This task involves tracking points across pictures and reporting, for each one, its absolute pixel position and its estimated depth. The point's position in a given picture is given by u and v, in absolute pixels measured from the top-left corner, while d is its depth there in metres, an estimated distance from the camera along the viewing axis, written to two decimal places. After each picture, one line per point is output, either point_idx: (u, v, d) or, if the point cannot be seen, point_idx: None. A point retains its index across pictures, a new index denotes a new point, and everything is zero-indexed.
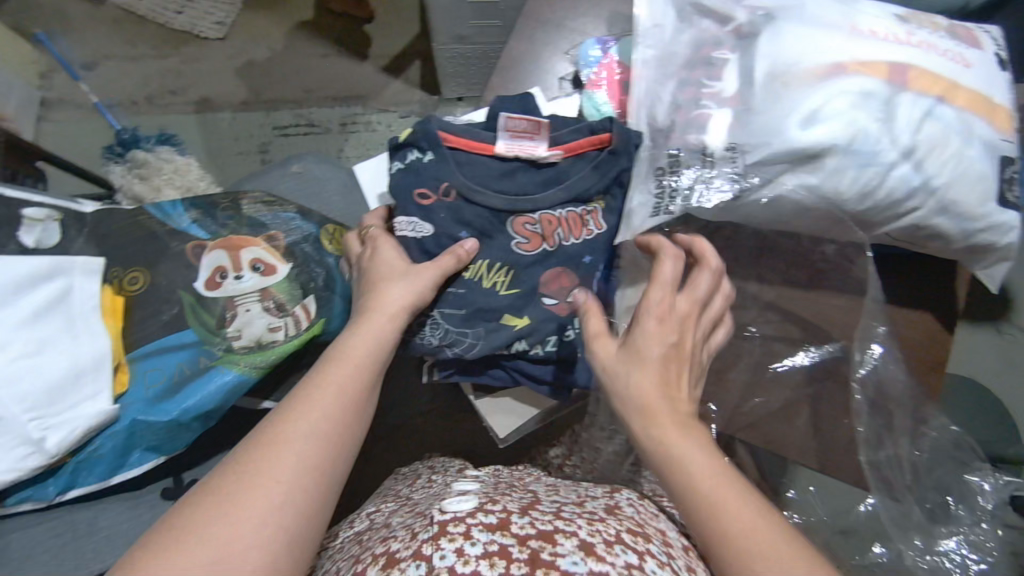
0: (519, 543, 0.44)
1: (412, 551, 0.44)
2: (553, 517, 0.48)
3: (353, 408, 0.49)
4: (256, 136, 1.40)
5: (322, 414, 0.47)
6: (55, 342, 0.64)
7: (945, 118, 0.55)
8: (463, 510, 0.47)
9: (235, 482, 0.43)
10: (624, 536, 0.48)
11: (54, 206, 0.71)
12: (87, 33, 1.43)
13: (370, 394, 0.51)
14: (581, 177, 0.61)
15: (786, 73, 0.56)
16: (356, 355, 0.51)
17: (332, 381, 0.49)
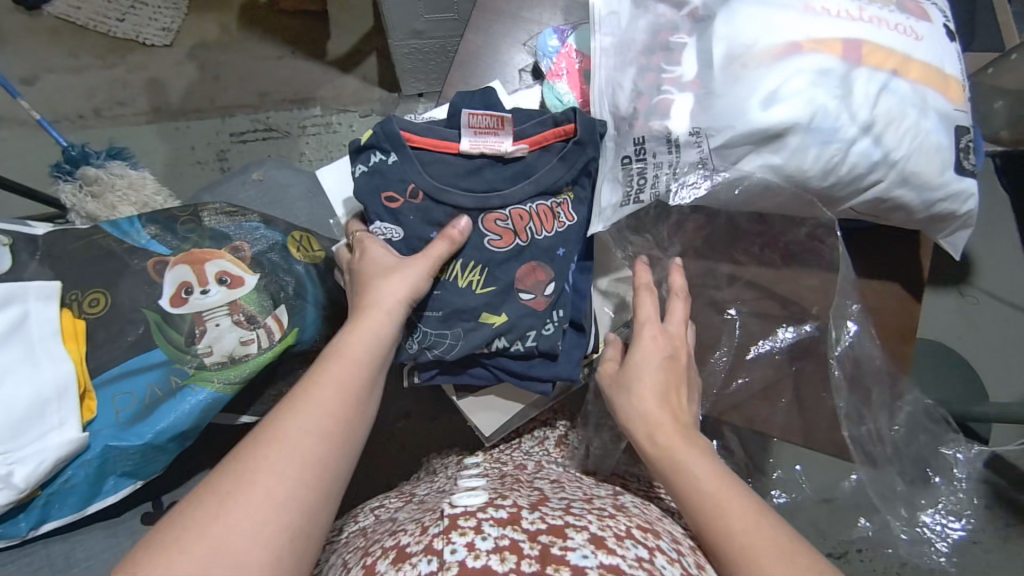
0: (530, 540, 0.45)
1: (423, 546, 0.45)
2: (563, 514, 0.49)
3: (353, 407, 0.49)
4: (214, 144, 1.36)
5: (322, 413, 0.47)
6: (15, 372, 0.62)
7: (900, 91, 0.56)
8: (473, 505, 0.49)
9: (233, 483, 0.43)
10: (635, 531, 0.49)
11: (2, 231, 0.69)
12: (24, 46, 1.37)
13: (371, 392, 0.51)
14: (549, 169, 0.60)
15: (743, 55, 0.56)
16: (355, 352, 0.51)
17: (330, 379, 0.48)
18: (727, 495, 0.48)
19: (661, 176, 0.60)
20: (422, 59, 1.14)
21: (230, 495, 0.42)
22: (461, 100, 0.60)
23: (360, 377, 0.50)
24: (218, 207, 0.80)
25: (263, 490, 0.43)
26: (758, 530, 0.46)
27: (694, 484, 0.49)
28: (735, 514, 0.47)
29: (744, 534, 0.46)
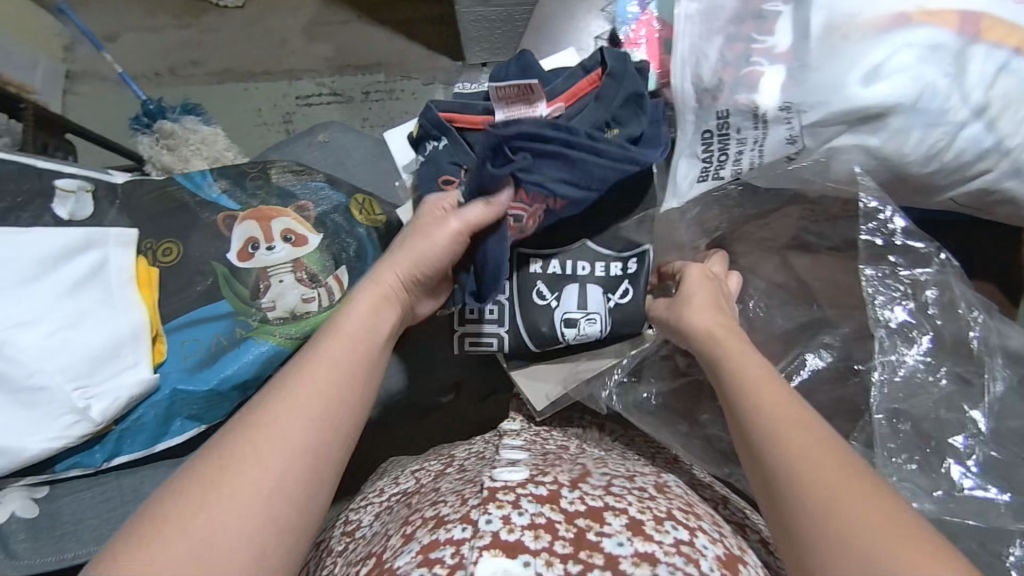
0: (566, 521, 0.45)
1: (460, 515, 0.45)
2: (603, 492, 0.48)
3: (344, 386, 0.48)
4: (280, 107, 1.38)
5: (316, 394, 0.46)
6: (94, 313, 0.64)
7: (1021, 71, 0.50)
8: (513, 480, 0.48)
9: (221, 466, 0.42)
10: (676, 512, 0.48)
11: (86, 178, 0.72)
12: (108, 5, 1.42)
13: (363, 378, 0.50)
14: (586, 111, 0.57)
15: (844, 25, 0.52)
16: (351, 332, 0.51)
17: (326, 360, 0.49)
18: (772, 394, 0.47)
19: (744, 154, 0.58)
20: (489, 27, 1.13)
21: (227, 479, 0.41)
22: (497, 72, 0.61)
23: (356, 353, 0.50)
24: (282, 166, 0.81)
25: (257, 470, 0.42)
26: (800, 420, 0.45)
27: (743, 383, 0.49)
28: (777, 409, 0.46)
29: (782, 423, 0.45)
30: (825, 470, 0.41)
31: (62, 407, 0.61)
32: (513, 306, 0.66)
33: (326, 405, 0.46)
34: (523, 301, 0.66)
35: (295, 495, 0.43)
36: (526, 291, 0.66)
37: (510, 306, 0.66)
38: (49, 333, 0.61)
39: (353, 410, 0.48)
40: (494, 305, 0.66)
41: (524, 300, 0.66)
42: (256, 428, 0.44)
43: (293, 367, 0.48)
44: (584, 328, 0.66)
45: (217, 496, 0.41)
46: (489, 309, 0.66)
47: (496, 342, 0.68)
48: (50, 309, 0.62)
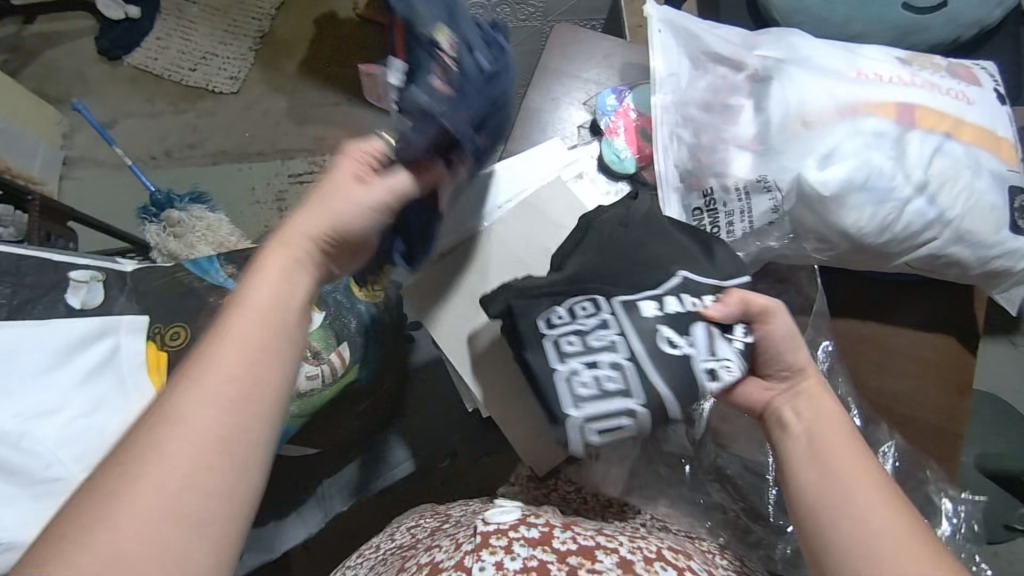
0: (559, 561, 0.49)
1: (455, 562, 0.49)
2: (595, 534, 0.54)
3: (258, 361, 0.43)
4: (273, 185, 1.44)
5: (222, 376, 0.41)
6: (108, 400, 0.66)
7: (953, 153, 0.58)
8: (505, 524, 0.53)
9: (128, 469, 0.38)
10: (666, 553, 0.53)
11: (98, 268, 0.75)
12: (107, 94, 1.49)
13: (280, 341, 0.44)
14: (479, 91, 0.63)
15: (800, 114, 0.59)
16: (255, 300, 0.45)
17: (231, 332, 0.43)
18: (852, 454, 0.45)
19: (735, 226, 0.62)
20: None
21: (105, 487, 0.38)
22: None
23: (274, 319, 0.45)
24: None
25: (159, 472, 0.38)
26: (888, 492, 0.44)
27: (820, 439, 0.46)
28: (858, 471, 0.44)
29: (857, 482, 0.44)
30: (916, 545, 0.41)
31: None
32: (644, 365, 0.52)
33: (240, 391, 0.41)
34: (651, 352, 0.52)
35: (190, 516, 0.38)
36: (653, 344, 0.52)
37: (638, 367, 0.52)
38: (65, 423, 0.63)
39: (273, 377, 0.43)
40: (614, 369, 0.52)
41: (653, 350, 0.52)
42: (143, 443, 0.39)
43: (201, 346, 0.43)
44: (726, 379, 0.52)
45: (124, 506, 0.37)
46: (607, 376, 0.52)
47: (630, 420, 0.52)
48: (66, 399, 0.64)
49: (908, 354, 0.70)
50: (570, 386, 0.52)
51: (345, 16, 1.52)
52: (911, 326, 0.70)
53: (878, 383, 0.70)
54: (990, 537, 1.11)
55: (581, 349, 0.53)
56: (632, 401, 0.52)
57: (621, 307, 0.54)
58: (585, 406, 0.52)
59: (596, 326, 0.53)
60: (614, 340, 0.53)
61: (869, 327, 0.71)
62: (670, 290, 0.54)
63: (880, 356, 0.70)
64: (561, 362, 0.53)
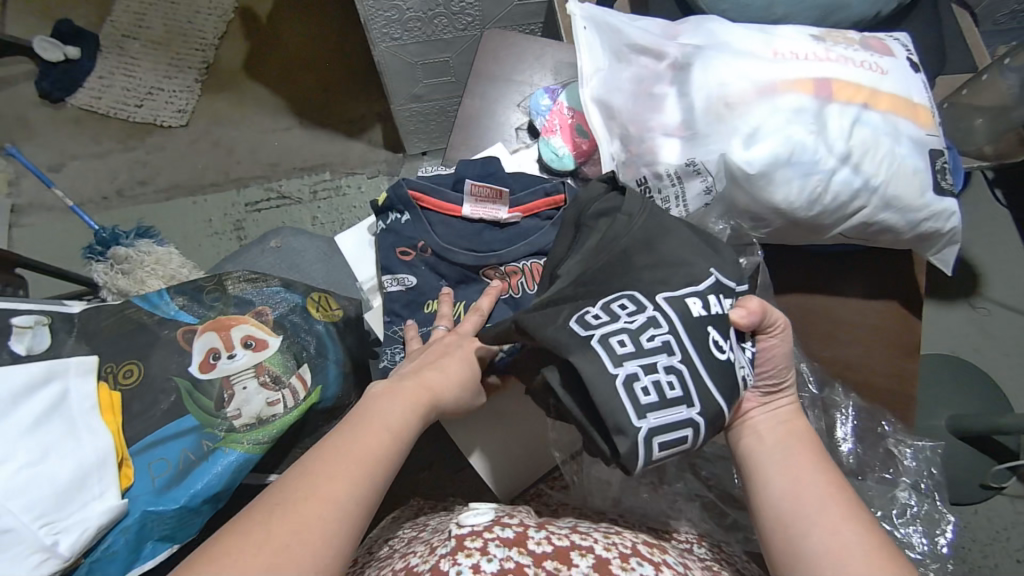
0: (535, 564, 0.48)
1: (431, 565, 0.48)
2: (569, 532, 0.53)
3: (368, 494, 0.47)
4: (230, 215, 1.42)
5: (344, 493, 0.46)
6: (59, 446, 0.64)
7: (872, 122, 0.59)
8: (480, 525, 0.52)
9: (237, 543, 0.42)
10: (641, 548, 0.52)
11: (42, 311, 0.74)
12: (52, 137, 1.47)
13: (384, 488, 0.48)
14: (540, 232, 0.70)
15: (722, 96, 0.60)
16: (388, 426, 0.51)
17: (363, 451, 0.48)
18: (815, 473, 0.49)
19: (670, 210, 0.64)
20: (424, 120, 1.28)
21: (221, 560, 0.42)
22: (463, 169, 0.71)
23: (388, 455, 0.49)
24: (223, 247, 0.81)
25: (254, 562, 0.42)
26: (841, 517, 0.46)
27: (786, 459, 0.50)
28: (806, 485, 0.48)
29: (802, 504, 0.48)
30: (856, 550, 0.45)
31: (30, 546, 0.60)
32: (700, 371, 0.47)
33: (345, 518, 0.45)
34: (705, 359, 0.47)
35: None
36: (703, 345, 0.48)
37: (690, 368, 0.46)
38: (12, 472, 0.61)
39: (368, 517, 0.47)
40: (670, 374, 0.46)
41: (707, 358, 0.48)
42: (265, 521, 0.43)
43: (331, 447, 0.48)
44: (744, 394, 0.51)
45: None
46: (666, 381, 0.45)
47: (690, 430, 0.46)
48: (11, 449, 0.62)
49: (856, 326, 0.71)
50: (633, 394, 0.44)
51: (289, 41, 1.53)
52: (855, 294, 0.72)
53: (827, 355, 0.72)
54: (968, 498, 1.13)
55: (637, 349, 0.45)
56: (688, 410, 0.46)
57: (669, 305, 0.48)
58: (652, 416, 0.44)
59: (645, 325, 0.47)
60: (665, 340, 0.46)
61: (816, 300, 0.72)
62: (709, 290, 0.50)
63: (828, 327, 0.72)
64: (616, 365, 0.44)
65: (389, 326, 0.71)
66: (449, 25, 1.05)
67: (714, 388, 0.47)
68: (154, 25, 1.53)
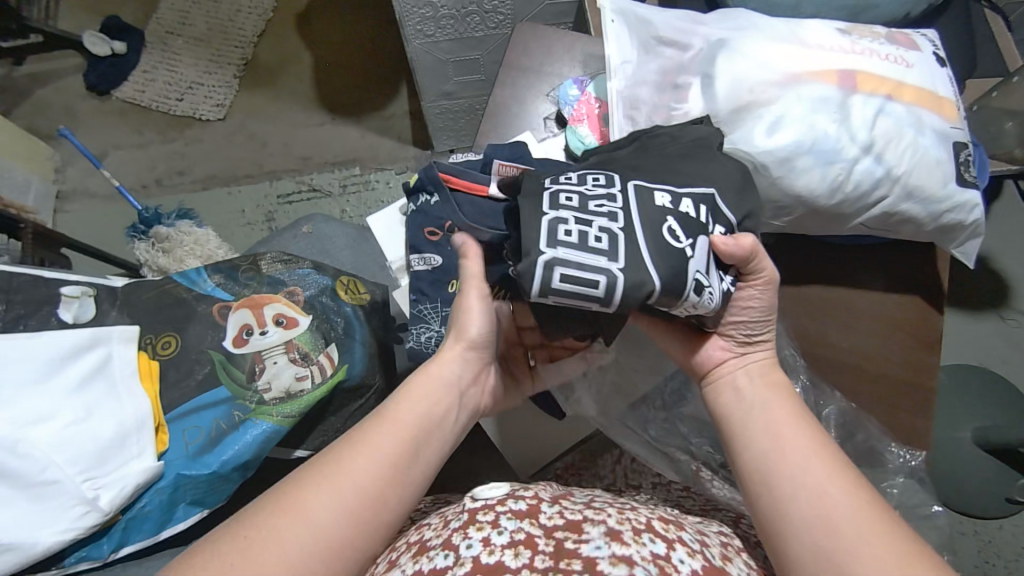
0: (545, 535, 0.49)
1: (443, 540, 0.49)
2: (583, 508, 0.52)
3: (388, 478, 0.52)
4: (262, 206, 1.47)
5: (361, 478, 0.51)
6: (100, 406, 0.68)
7: (895, 114, 0.60)
8: (492, 498, 0.53)
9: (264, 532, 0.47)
10: (655, 524, 0.51)
11: (88, 283, 0.78)
12: (97, 128, 1.53)
13: (405, 474, 0.53)
14: None
15: (747, 86, 0.61)
16: (401, 420, 0.55)
17: (378, 445, 0.53)
18: (796, 428, 0.51)
19: None
20: (453, 117, 1.30)
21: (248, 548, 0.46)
22: (493, 152, 0.75)
23: (406, 445, 0.54)
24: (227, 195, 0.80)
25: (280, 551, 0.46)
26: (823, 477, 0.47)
27: (763, 412, 0.53)
28: (790, 443, 0.50)
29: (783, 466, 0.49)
30: (844, 507, 0.45)
31: (74, 498, 0.64)
32: (635, 244, 0.46)
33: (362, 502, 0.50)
34: (654, 237, 0.46)
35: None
36: (654, 228, 0.47)
37: (626, 236, 0.46)
38: (58, 430, 0.65)
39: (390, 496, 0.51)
40: (601, 232, 0.46)
41: (655, 238, 0.46)
42: (291, 510, 0.48)
43: (346, 444, 0.53)
44: (707, 300, 0.49)
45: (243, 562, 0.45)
46: (595, 235, 0.46)
47: (602, 283, 0.45)
48: (57, 407, 0.66)
49: (874, 319, 0.72)
50: (552, 227, 0.46)
51: (325, 40, 1.57)
52: (875, 288, 0.72)
53: (846, 348, 0.72)
54: (994, 510, 1.10)
55: (579, 207, 0.47)
56: (608, 263, 0.45)
57: (637, 189, 0.49)
58: (560, 246, 0.45)
59: (602, 194, 0.48)
60: (614, 212, 0.47)
61: (835, 293, 0.73)
62: (701, 194, 0.50)
63: (847, 322, 0.72)
64: (552, 208, 0.47)
65: (417, 305, 0.74)
66: (481, 23, 1.07)
67: (649, 257, 0.45)
68: (197, 22, 1.59)
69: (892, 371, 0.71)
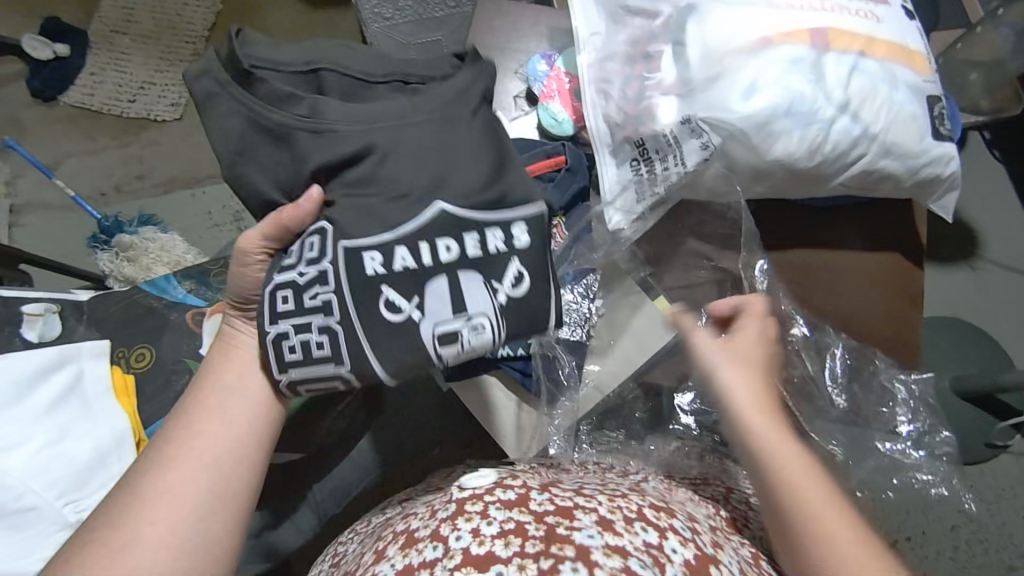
0: (536, 520, 0.48)
1: (431, 531, 0.49)
2: (572, 494, 0.52)
3: (226, 449, 0.51)
4: (229, 207, 1.42)
5: (198, 457, 0.50)
6: (74, 427, 0.65)
7: (869, 70, 0.60)
8: (480, 488, 0.52)
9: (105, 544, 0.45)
10: (647, 511, 0.50)
11: (51, 299, 0.74)
12: (47, 137, 1.46)
13: (250, 437, 0.52)
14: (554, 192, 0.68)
15: (719, 52, 0.60)
16: (211, 394, 0.53)
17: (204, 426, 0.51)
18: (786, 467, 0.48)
19: (671, 170, 0.63)
20: None
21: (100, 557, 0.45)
22: None
23: (230, 416, 0.52)
24: (272, 93, 0.50)
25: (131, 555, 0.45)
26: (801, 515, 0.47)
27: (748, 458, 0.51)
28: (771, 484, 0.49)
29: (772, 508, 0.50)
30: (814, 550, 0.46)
31: (52, 523, 0.61)
32: (357, 329, 0.49)
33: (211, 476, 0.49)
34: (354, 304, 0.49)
35: None
36: (374, 307, 0.49)
37: (344, 334, 0.49)
38: (32, 453, 0.62)
39: (237, 464, 0.51)
40: (321, 335, 0.50)
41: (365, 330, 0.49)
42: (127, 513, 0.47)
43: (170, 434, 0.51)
44: (465, 341, 0.51)
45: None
46: (315, 342, 0.50)
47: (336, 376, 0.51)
48: (30, 432, 0.63)
49: (856, 278, 0.72)
50: (278, 349, 0.51)
51: (280, 31, 1.52)
52: (857, 248, 0.72)
53: (832, 311, 0.72)
54: (975, 455, 1.13)
55: (296, 309, 0.50)
56: (336, 369, 0.50)
57: (343, 253, 0.49)
58: (292, 370, 0.52)
59: (312, 282, 0.50)
60: (327, 300, 0.49)
61: (817, 255, 0.72)
62: (426, 227, 0.49)
63: (830, 284, 0.72)
64: (272, 322, 0.51)
65: None
66: None
67: (386, 349, 0.50)
68: (142, 19, 1.52)
69: (877, 330, 0.72)
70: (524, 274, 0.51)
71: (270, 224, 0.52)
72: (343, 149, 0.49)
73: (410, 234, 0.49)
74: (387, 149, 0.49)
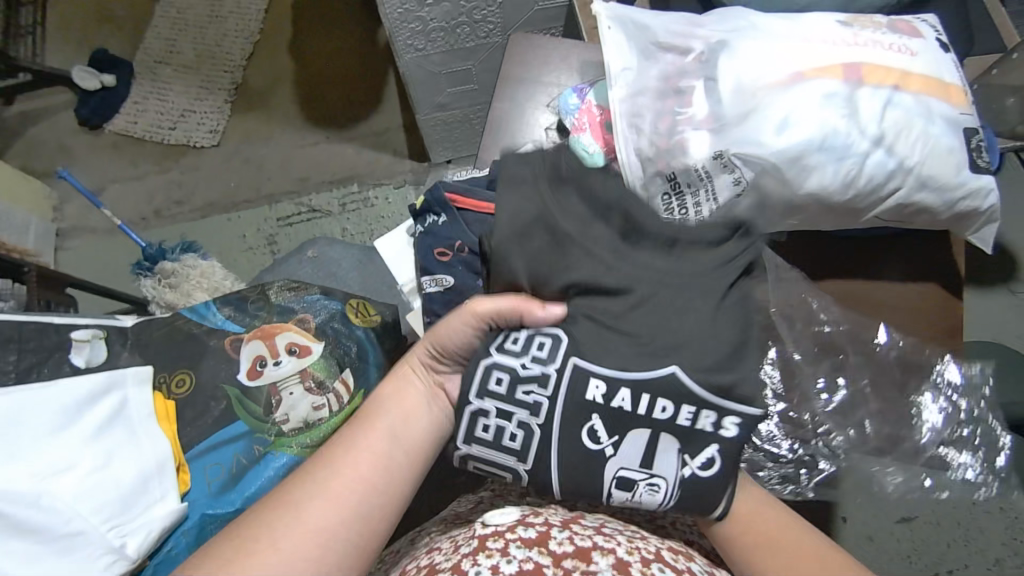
0: (554, 564, 0.48)
1: (453, 563, 0.49)
2: (593, 533, 0.52)
3: (383, 483, 0.54)
4: (263, 230, 1.46)
5: (358, 479, 0.53)
6: (119, 452, 0.67)
7: (904, 104, 0.60)
8: (504, 523, 0.52)
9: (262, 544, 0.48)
10: (665, 554, 0.51)
11: (98, 325, 0.76)
12: (93, 163, 1.53)
13: (405, 477, 0.55)
14: None
15: (752, 88, 0.61)
16: (379, 424, 0.56)
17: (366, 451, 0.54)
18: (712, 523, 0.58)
19: (702, 204, 0.61)
20: (448, 128, 1.30)
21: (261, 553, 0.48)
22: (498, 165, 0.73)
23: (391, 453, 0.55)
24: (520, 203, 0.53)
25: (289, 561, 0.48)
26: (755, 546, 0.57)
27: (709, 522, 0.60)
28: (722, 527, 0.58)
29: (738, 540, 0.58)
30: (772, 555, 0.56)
31: (99, 547, 0.62)
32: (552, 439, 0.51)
33: (365, 502, 0.52)
34: (561, 429, 0.51)
35: None
36: (580, 427, 0.50)
37: (540, 437, 0.51)
38: (80, 478, 0.64)
39: (390, 500, 0.54)
40: (518, 429, 0.52)
41: (562, 450, 0.51)
42: (282, 515, 0.50)
43: (336, 451, 0.54)
44: (637, 495, 0.51)
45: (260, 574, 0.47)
46: (511, 433, 0.52)
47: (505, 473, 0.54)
48: (75, 457, 0.65)
49: (892, 310, 0.71)
50: (472, 422, 0.53)
51: (314, 60, 1.57)
52: (893, 279, 0.71)
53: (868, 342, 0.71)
54: None
55: (507, 396, 0.52)
56: (515, 464, 0.53)
57: (580, 369, 0.50)
58: (473, 445, 0.54)
59: (534, 381, 0.51)
60: (540, 403, 0.51)
61: (851, 286, 0.72)
62: (655, 385, 0.49)
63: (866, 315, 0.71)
64: (478, 396, 0.52)
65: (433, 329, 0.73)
66: (471, 34, 1.07)
67: (573, 465, 0.51)
68: (184, 49, 1.59)
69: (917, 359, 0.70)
70: (716, 461, 0.51)
71: (506, 303, 0.53)
72: (606, 276, 0.50)
73: (649, 383, 0.49)
74: (649, 290, 0.49)
